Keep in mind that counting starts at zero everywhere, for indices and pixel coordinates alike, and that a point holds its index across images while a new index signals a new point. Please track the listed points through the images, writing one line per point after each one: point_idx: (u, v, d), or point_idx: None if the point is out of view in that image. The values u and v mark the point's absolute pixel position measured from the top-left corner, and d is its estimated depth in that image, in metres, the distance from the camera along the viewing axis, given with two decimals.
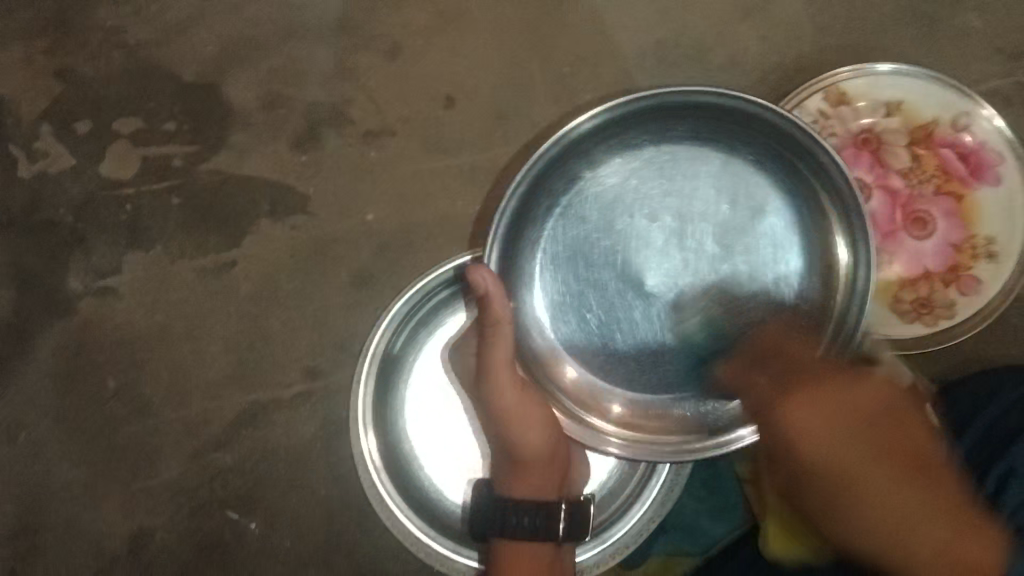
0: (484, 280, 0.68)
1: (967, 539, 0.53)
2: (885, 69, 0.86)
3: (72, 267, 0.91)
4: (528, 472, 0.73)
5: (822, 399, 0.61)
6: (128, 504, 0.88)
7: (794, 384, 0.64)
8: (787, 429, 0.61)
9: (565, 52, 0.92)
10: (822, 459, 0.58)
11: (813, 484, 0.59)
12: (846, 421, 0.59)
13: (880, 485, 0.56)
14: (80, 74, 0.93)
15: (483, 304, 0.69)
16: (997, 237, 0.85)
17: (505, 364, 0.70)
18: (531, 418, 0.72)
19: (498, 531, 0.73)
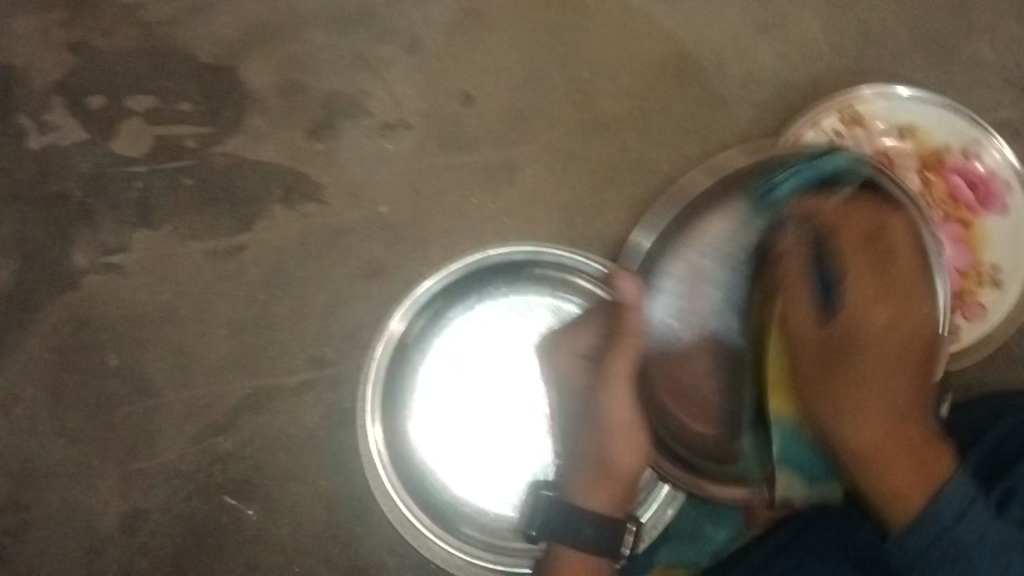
0: (630, 287, 0.69)
1: (941, 460, 0.61)
2: (902, 93, 0.87)
3: (79, 242, 0.90)
4: (608, 481, 0.69)
5: (903, 236, 0.71)
6: (123, 485, 0.87)
7: (878, 298, 0.68)
8: (808, 321, 0.69)
9: (585, 58, 0.92)
10: (864, 333, 0.67)
11: (827, 369, 0.67)
12: (900, 328, 0.68)
13: (876, 399, 0.64)
14: (97, 49, 0.92)
15: (622, 308, 0.70)
16: (1002, 266, 0.87)
17: (626, 375, 0.70)
18: (626, 425, 0.70)
19: (563, 539, 0.68)
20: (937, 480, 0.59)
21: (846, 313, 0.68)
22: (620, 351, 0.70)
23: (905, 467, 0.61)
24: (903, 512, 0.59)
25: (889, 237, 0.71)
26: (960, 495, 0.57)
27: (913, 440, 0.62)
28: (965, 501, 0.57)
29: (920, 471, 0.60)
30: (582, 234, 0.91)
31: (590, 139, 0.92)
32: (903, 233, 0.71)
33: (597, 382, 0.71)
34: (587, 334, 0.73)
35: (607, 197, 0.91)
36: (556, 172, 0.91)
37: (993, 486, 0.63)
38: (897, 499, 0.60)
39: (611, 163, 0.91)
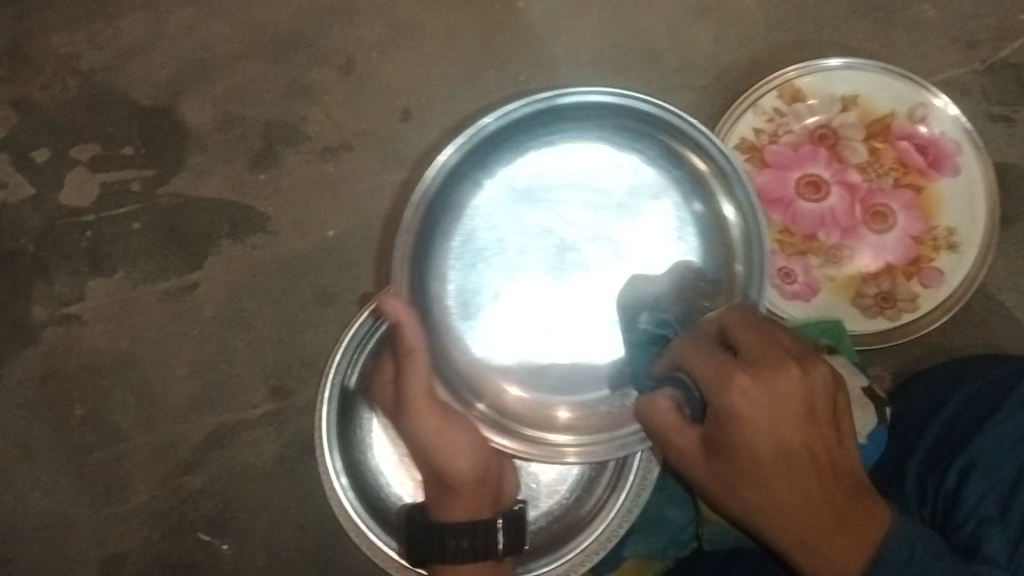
0: (397, 307, 0.68)
1: (874, 520, 0.57)
2: (838, 63, 0.85)
3: (37, 296, 0.91)
4: (454, 495, 0.74)
5: (762, 339, 0.60)
6: (100, 531, 0.88)
7: (755, 387, 0.57)
8: (679, 432, 0.63)
9: (519, 61, 0.91)
10: (745, 409, 0.57)
11: (713, 460, 0.61)
12: (763, 412, 0.57)
13: (783, 480, 0.58)
14: (37, 102, 0.93)
15: (398, 327, 0.69)
16: (958, 229, 0.85)
17: (424, 396, 0.71)
18: (446, 427, 0.72)
19: (439, 556, 0.72)
20: (868, 547, 0.56)
21: (727, 437, 0.59)
22: (408, 376, 0.71)
23: (828, 538, 0.57)
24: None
25: (713, 367, 0.60)
26: (903, 538, 0.56)
27: (839, 495, 0.57)
28: (904, 551, 0.55)
29: (848, 541, 0.56)
30: None
31: None
32: (767, 341, 0.60)
33: (399, 405, 0.73)
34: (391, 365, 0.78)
35: None
36: None
37: (952, 464, 0.67)
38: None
39: None
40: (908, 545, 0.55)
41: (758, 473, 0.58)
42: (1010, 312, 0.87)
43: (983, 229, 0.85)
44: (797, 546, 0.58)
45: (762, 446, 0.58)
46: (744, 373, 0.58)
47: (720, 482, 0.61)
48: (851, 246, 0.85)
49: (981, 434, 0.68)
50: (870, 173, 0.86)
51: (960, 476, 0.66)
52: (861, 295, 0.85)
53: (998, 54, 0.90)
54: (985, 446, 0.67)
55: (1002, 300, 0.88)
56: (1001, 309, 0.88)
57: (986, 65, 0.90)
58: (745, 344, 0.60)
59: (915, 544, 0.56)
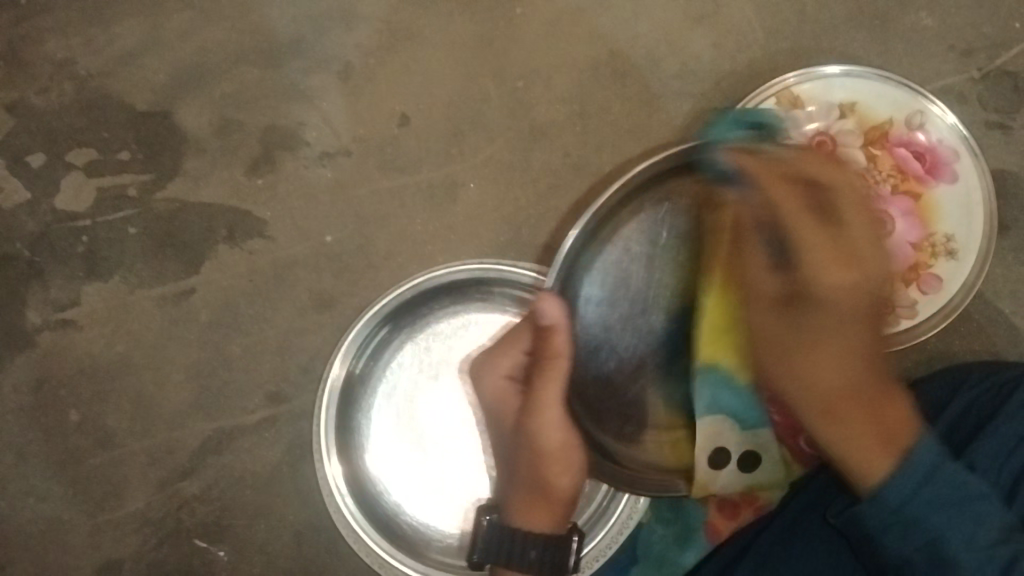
0: (554, 309, 0.69)
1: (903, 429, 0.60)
2: (836, 71, 0.86)
3: (32, 300, 0.90)
4: (543, 503, 0.71)
5: (817, 193, 0.65)
6: (95, 537, 0.87)
7: (839, 262, 0.62)
8: (762, 277, 0.65)
9: (517, 67, 0.91)
10: (836, 301, 0.62)
11: (794, 313, 0.64)
12: (854, 299, 0.62)
13: (834, 347, 0.62)
14: (33, 107, 0.92)
15: (548, 332, 0.70)
16: (956, 235, 0.85)
17: (557, 398, 0.70)
18: (564, 443, 0.71)
19: (503, 561, 0.70)
20: (898, 449, 0.58)
21: (816, 286, 0.62)
22: (543, 379, 0.70)
23: (857, 428, 0.60)
24: (869, 475, 0.59)
25: (823, 247, 0.62)
26: (925, 462, 0.57)
27: (872, 403, 0.61)
28: (926, 468, 0.57)
29: (878, 442, 0.59)
30: (527, 244, 0.90)
31: (528, 149, 0.91)
32: (801, 199, 0.64)
33: (524, 409, 0.72)
34: (510, 359, 0.76)
35: (552, 204, 0.90)
36: (498, 184, 0.90)
37: None
38: (859, 465, 0.59)
39: (553, 169, 0.90)
40: (914, 482, 0.57)
41: (809, 319, 0.63)
42: (1007, 318, 0.87)
43: (981, 235, 0.85)
44: (826, 432, 0.62)
45: (826, 324, 0.62)
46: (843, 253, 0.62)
47: (773, 333, 0.65)
48: None
49: (981, 439, 0.68)
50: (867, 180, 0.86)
51: None
52: None
53: (995, 62, 0.91)
54: (985, 451, 0.67)
55: (1000, 306, 0.88)
56: (1000, 315, 0.88)
57: (982, 72, 0.91)
58: (834, 186, 0.65)
59: (921, 485, 0.56)
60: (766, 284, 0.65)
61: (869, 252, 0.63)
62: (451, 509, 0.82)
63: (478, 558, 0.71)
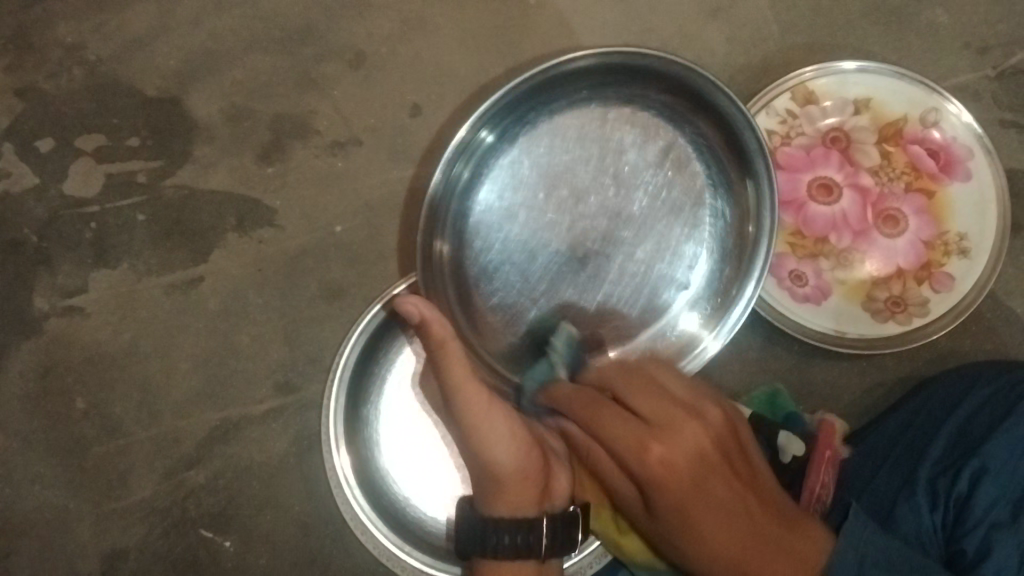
0: (413, 306, 0.65)
1: (812, 543, 0.62)
2: (851, 66, 0.85)
3: (39, 287, 0.89)
4: (510, 487, 0.70)
5: (644, 397, 0.65)
6: (101, 525, 0.87)
7: (646, 434, 0.62)
8: (622, 486, 0.65)
9: (530, 59, 0.91)
10: (662, 477, 0.61)
11: (658, 514, 0.63)
12: (688, 460, 0.62)
13: (720, 493, 0.62)
14: (42, 91, 0.92)
15: (422, 328, 0.66)
16: (969, 233, 0.85)
17: (467, 383, 0.67)
18: (486, 414, 0.68)
19: (484, 552, 0.70)
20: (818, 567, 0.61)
21: (640, 467, 0.62)
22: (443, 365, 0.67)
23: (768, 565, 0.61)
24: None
25: (616, 427, 0.63)
26: (847, 568, 0.61)
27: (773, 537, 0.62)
28: (851, 573, 0.60)
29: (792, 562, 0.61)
30: None
31: None
32: (642, 390, 0.66)
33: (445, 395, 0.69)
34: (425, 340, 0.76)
35: None
36: None
37: (964, 466, 0.68)
38: None
39: None
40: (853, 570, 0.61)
41: (655, 492, 0.62)
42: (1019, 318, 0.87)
43: (993, 233, 0.85)
44: None
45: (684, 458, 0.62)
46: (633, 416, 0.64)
47: (649, 511, 0.64)
48: (862, 249, 0.85)
49: (995, 438, 0.69)
50: (882, 177, 0.85)
51: (973, 480, 0.67)
52: (871, 299, 0.84)
53: (1010, 60, 0.91)
54: (999, 451, 0.68)
55: (1011, 306, 0.87)
56: (1011, 315, 0.87)
57: (997, 71, 0.90)
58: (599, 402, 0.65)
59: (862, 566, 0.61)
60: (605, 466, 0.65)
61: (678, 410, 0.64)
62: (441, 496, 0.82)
63: (465, 552, 0.72)
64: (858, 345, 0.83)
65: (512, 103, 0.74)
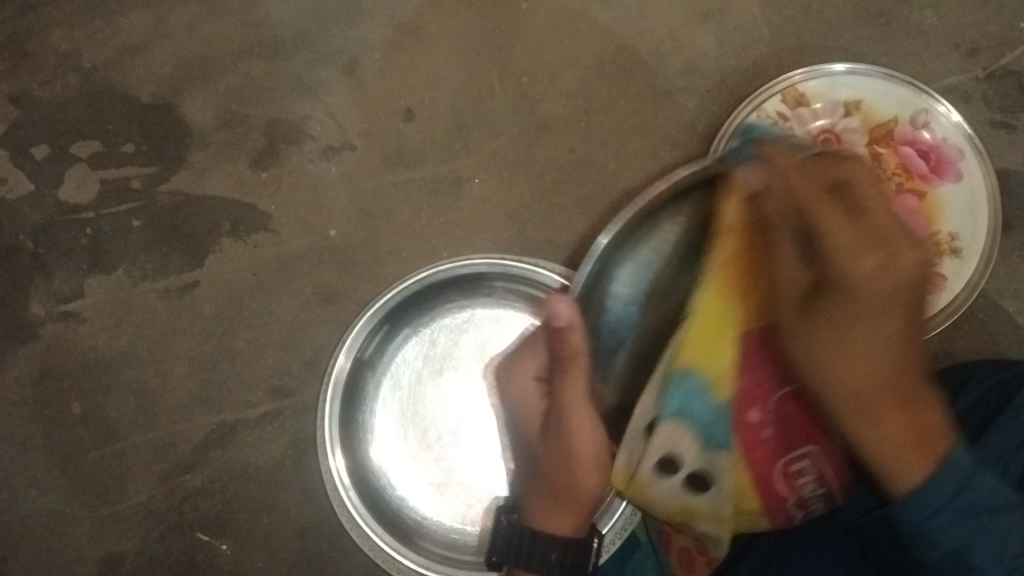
0: (566, 310, 0.60)
1: (939, 439, 0.50)
2: (841, 69, 0.86)
3: (35, 293, 0.90)
4: (567, 507, 0.68)
5: (860, 184, 0.55)
6: (98, 530, 0.87)
7: (865, 243, 0.52)
8: (789, 272, 0.56)
9: (523, 63, 0.91)
10: (857, 284, 0.52)
11: (812, 311, 0.54)
12: (887, 283, 0.52)
13: (869, 326, 0.52)
14: (37, 99, 0.92)
15: (558, 335, 0.61)
16: (960, 233, 0.85)
17: (578, 404, 0.64)
18: (585, 425, 0.65)
19: (522, 562, 0.68)
20: (931, 451, 0.49)
21: (837, 261, 0.52)
22: (565, 385, 0.64)
23: (895, 432, 0.51)
24: (898, 476, 0.49)
25: (853, 212, 0.54)
26: (960, 467, 0.48)
27: (900, 392, 0.52)
28: (961, 477, 0.48)
29: (917, 440, 0.50)
30: (532, 241, 0.89)
31: (533, 144, 0.90)
32: (881, 199, 0.54)
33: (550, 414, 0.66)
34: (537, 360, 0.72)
35: (556, 200, 0.90)
36: (503, 179, 0.90)
37: None
38: (887, 461, 0.50)
39: (558, 165, 0.90)
40: (954, 484, 0.47)
41: (833, 296, 0.53)
42: (1011, 317, 0.88)
43: (984, 232, 0.85)
44: (863, 431, 0.52)
45: (852, 319, 0.53)
46: (855, 211, 0.54)
47: (801, 319, 0.55)
48: None
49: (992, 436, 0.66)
50: None
51: None
52: None
53: (1000, 61, 0.91)
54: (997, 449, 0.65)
55: (1004, 305, 0.88)
56: (1003, 314, 0.88)
57: (987, 72, 0.91)
58: (854, 189, 0.55)
59: (959, 491, 0.47)
60: (780, 268, 0.57)
61: (900, 236, 0.53)
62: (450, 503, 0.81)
63: (497, 559, 0.69)
64: None
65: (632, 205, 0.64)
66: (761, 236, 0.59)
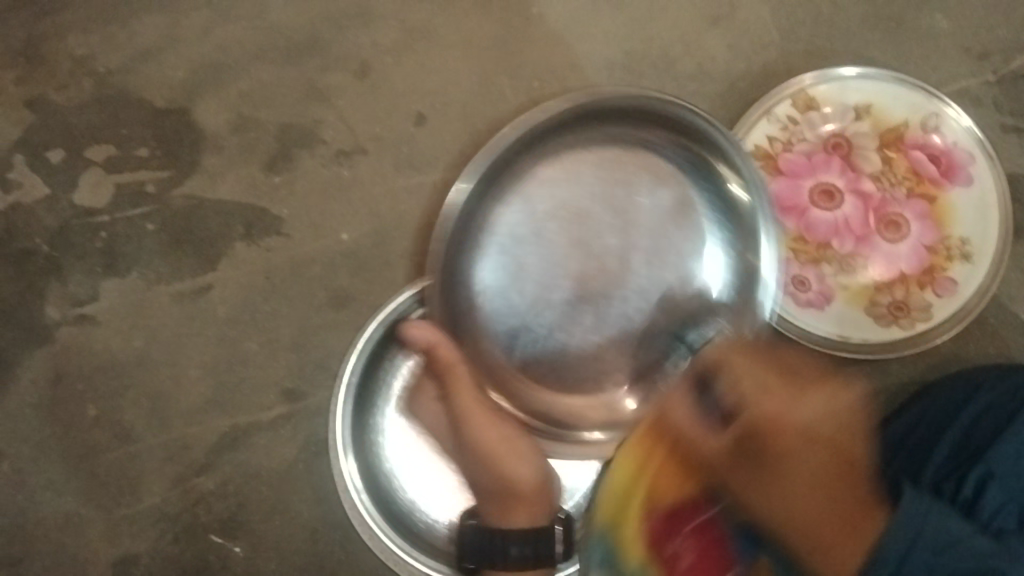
0: (420, 334, 0.78)
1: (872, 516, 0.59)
2: (852, 73, 0.86)
3: (50, 296, 0.91)
4: (517, 503, 0.78)
5: (749, 379, 0.66)
6: (112, 531, 0.88)
7: (772, 388, 0.64)
8: (705, 441, 0.67)
9: (534, 67, 0.92)
10: (765, 421, 0.63)
11: (746, 460, 0.64)
12: (804, 433, 0.62)
13: (810, 461, 0.61)
14: (52, 104, 0.93)
15: (430, 355, 0.78)
16: (970, 237, 0.85)
17: (474, 406, 0.77)
18: (497, 430, 0.78)
19: (491, 562, 0.78)
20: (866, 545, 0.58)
21: (755, 407, 0.64)
22: (454, 394, 0.78)
23: (830, 543, 0.59)
24: (835, 568, 0.58)
25: (802, 372, 0.67)
26: (914, 522, 0.58)
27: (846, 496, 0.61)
28: (914, 531, 0.58)
29: (844, 532, 0.58)
30: None
31: None
32: (751, 367, 0.67)
33: (456, 424, 0.78)
34: (431, 384, 0.81)
35: None
36: None
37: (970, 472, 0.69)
38: (831, 563, 0.58)
39: None
40: (910, 539, 0.57)
41: (762, 440, 0.63)
42: (1020, 321, 0.88)
43: (995, 236, 0.85)
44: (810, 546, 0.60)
45: (792, 468, 0.61)
46: (777, 371, 0.66)
47: (738, 470, 0.65)
48: (864, 254, 0.85)
49: (1000, 442, 0.70)
50: (883, 182, 0.86)
51: (977, 484, 0.68)
52: (874, 303, 0.85)
53: (1010, 65, 0.91)
54: (1003, 454, 0.69)
55: (1014, 310, 0.88)
56: (1013, 317, 0.88)
57: (998, 75, 0.91)
58: (793, 370, 0.67)
59: (917, 538, 0.58)
60: (710, 443, 0.67)
61: (820, 391, 0.64)
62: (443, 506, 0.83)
63: (469, 564, 0.79)
64: (862, 349, 0.83)
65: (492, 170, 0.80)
66: (679, 448, 0.70)
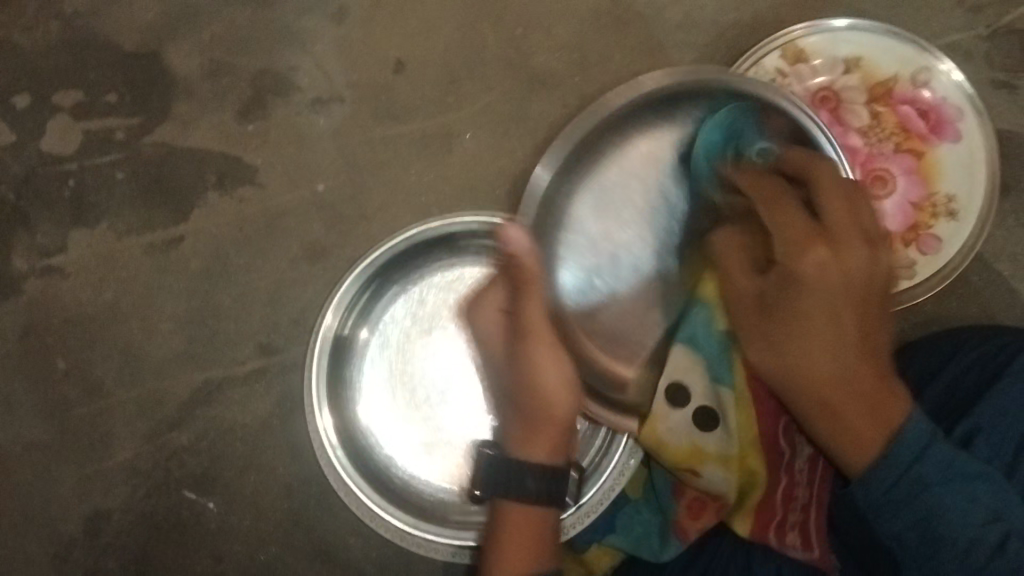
0: (515, 235, 0.66)
1: (892, 409, 0.58)
2: (843, 24, 0.84)
3: (17, 247, 0.88)
4: (544, 433, 0.71)
5: (785, 213, 0.65)
6: (84, 486, 0.86)
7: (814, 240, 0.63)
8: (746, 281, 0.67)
9: (517, 14, 0.89)
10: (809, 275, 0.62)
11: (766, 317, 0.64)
12: (827, 278, 0.62)
13: (823, 332, 0.61)
14: (16, 47, 0.89)
15: (514, 259, 0.66)
16: (957, 193, 0.84)
17: (542, 320, 0.69)
18: (547, 346, 0.70)
19: (507, 494, 0.70)
20: (889, 432, 0.57)
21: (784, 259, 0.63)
22: (525, 298, 0.69)
23: (852, 423, 0.58)
24: (860, 457, 0.57)
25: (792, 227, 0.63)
26: (919, 434, 0.55)
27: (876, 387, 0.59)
28: (921, 439, 0.55)
29: (875, 419, 0.57)
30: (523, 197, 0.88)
31: (525, 100, 0.88)
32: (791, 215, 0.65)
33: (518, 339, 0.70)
34: (499, 292, 0.73)
35: None
36: (494, 136, 0.88)
37: (957, 425, 0.67)
38: (848, 447, 0.58)
39: (551, 123, 0.88)
40: (924, 437, 0.55)
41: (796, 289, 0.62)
42: (1005, 281, 0.87)
43: (981, 193, 0.84)
44: (829, 429, 0.60)
45: (826, 333, 0.61)
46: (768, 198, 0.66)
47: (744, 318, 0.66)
48: None
49: (988, 396, 0.67)
50: (871, 137, 0.84)
51: (965, 438, 0.66)
52: None
53: (1003, 18, 0.89)
54: (991, 409, 0.67)
55: (998, 270, 0.87)
56: (997, 278, 0.87)
57: (990, 29, 0.89)
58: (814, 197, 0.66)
59: (930, 440, 0.55)
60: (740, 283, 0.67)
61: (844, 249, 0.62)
62: (436, 461, 0.81)
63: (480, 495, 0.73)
64: None
65: (594, 125, 0.76)
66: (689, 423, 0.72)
